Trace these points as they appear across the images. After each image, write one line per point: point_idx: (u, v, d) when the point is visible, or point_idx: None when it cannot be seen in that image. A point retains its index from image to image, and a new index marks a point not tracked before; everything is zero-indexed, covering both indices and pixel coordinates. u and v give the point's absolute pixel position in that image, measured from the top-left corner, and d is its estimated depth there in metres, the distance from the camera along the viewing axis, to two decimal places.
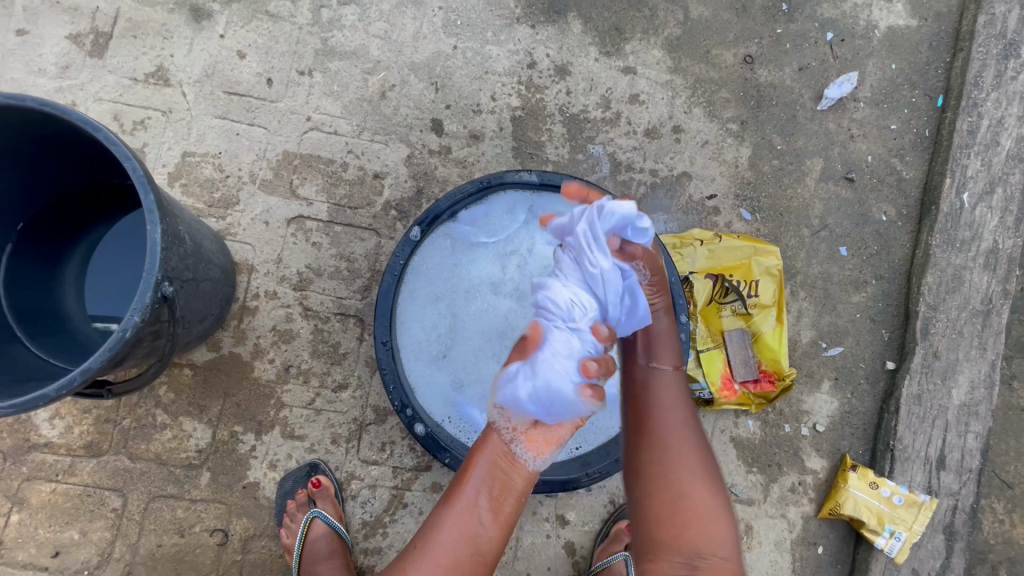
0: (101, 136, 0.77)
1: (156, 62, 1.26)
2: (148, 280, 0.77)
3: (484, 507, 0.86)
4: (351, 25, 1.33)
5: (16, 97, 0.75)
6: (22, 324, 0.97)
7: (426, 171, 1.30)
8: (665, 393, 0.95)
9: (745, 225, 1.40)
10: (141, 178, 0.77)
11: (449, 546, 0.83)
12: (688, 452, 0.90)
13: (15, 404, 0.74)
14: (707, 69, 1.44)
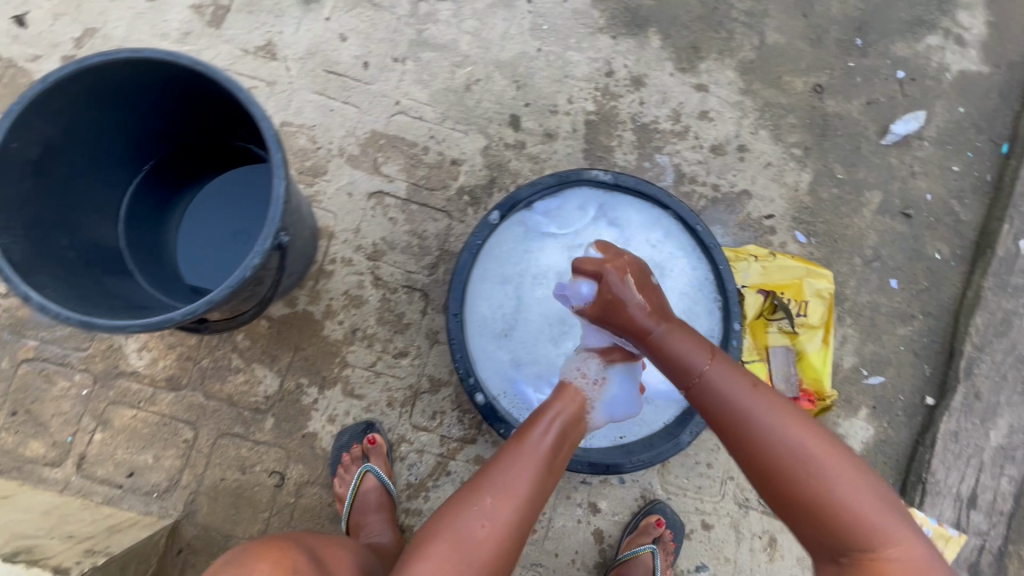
0: (242, 97, 0.85)
1: (266, 37, 1.36)
2: (269, 229, 0.85)
3: (550, 451, 0.88)
4: (446, 20, 1.41)
5: (174, 55, 0.85)
6: (134, 257, 1.08)
7: (500, 162, 1.37)
8: (730, 392, 0.86)
9: (799, 247, 1.44)
10: (272, 137, 0.85)
11: (522, 479, 0.83)
12: (792, 436, 0.80)
13: (144, 324, 0.83)
14: (778, 94, 1.49)
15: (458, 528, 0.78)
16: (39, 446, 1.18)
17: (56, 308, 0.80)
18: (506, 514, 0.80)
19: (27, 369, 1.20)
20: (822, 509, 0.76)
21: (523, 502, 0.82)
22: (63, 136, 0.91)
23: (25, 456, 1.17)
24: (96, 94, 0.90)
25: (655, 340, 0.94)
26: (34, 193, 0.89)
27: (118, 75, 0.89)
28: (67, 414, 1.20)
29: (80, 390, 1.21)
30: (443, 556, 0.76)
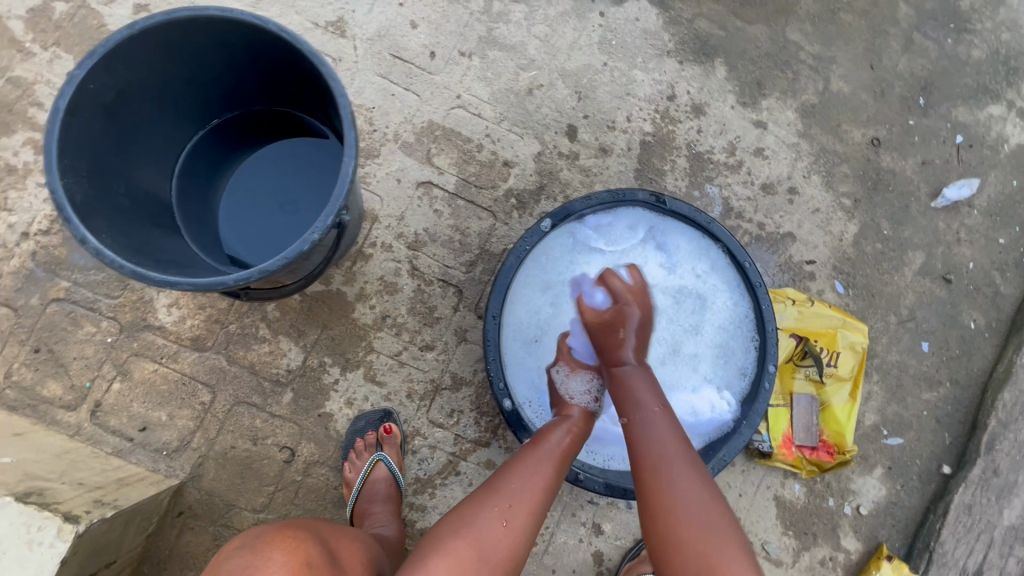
0: (324, 72, 0.86)
1: (338, 14, 1.36)
2: (333, 207, 0.84)
3: (561, 463, 0.91)
4: (517, 22, 1.41)
5: (263, 20, 0.85)
6: (183, 214, 1.08)
7: (551, 170, 1.37)
8: (654, 435, 0.86)
9: (836, 297, 1.43)
10: (348, 114, 0.84)
11: (536, 484, 0.85)
12: (692, 494, 0.78)
13: (195, 284, 0.81)
14: (836, 142, 1.48)
15: (477, 528, 0.79)
16: (56, 387, 1.17)
17: (111, 256, 0.80)
18: (522, 518, 0.81)
19: (55, 309, 1.19)
20: (693, 572, 0.73)
21: (537, 508, 0.84)
22: (137, 83, 0.91)
23: (40, 395, 1.16)
24: (176, 46, 0.90)
25: (619, 371, 0.97)
26: (102, 136, 0.88)
27: (202, 31, 0.89)
28: (88, 359, 1.19)
29: (105, 337, 1.20)
30: (460, 555, 0.76)
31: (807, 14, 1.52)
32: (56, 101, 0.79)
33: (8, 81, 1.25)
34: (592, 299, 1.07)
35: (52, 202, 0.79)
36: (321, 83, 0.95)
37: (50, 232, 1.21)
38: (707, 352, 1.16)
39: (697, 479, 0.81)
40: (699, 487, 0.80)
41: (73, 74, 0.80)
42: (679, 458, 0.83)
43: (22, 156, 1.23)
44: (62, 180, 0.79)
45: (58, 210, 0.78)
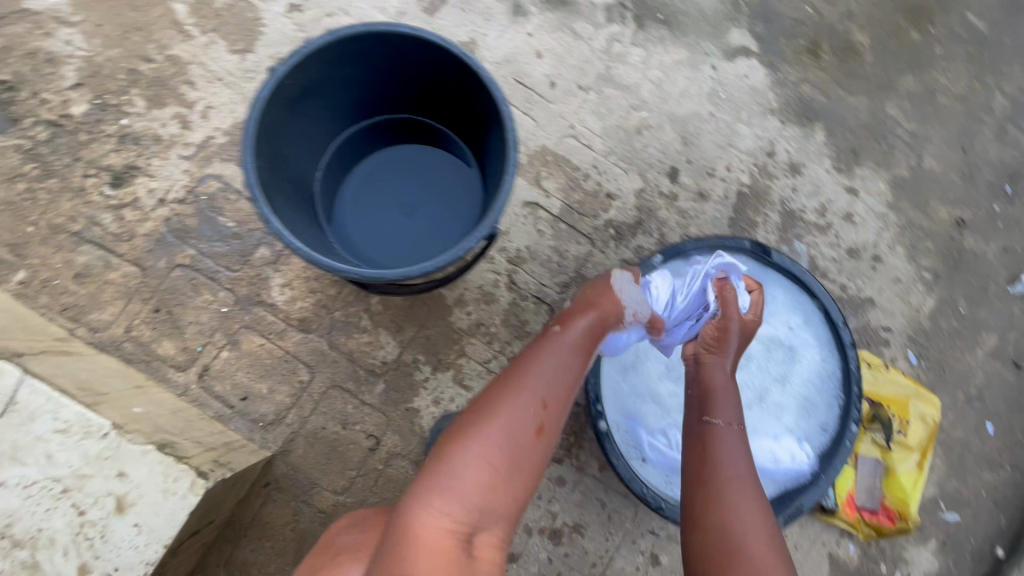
0: (496, 96, 0.92)
1: (471, 36, 1.45)
2: (490, 220, 0.90)
3: (580, 358, 0.91)
4: (634, 64, 1.49)
5: (448, 42, 0.93)
6: (321, 205, 1.15)
7: (651, 208, 1.43)
8: (726, 448, 0.91)
9: (908, 366, 1.47)
10: (513, 136, 0.91)
11: (563, 377, 0.86)
12: (751, 514, 0.84)
13: (363, 275, 0.89)
14: (922, 218, 1.53)
15: (509, 413, 0.78)
16: (170, 347, 1.24)
17: (288, 238, 0.87)
18: (551, 409, 0.82)
19: (179, 274, 1.26)
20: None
21: (564, 402, 0.85)
22: (319, 82, 0.99)
23: (155, 353, 1.23)
24: (359, 54, 0.98)
25: (716, 371, 1.01)
26: (282, 126, 0.97)
27: (386, 44, 0.97)
28: (203, 325, 1.26)
29: (220, 307, 1.26)
30: (489, 446, 0.75)
31: (906, 92, 1.58)
32: (260, 93, 0.87)
33: (165, 57, 1.33)
34: (737, 288, 1.08)
35: (244, 182, 0.86)
36: (482, 104, 1.02)
37: (184, 202, 1.29)
38: (790, 403, 1.21)
39: (759, 502, 0.85)
40: (760, 509, 0.85)
41: (277, 69, 0.88)
42: (746, 481, 0.88)
43: (168, 128, 1.31)
44: (255, 163, 0.87)
45: (249, 190, 0.86)
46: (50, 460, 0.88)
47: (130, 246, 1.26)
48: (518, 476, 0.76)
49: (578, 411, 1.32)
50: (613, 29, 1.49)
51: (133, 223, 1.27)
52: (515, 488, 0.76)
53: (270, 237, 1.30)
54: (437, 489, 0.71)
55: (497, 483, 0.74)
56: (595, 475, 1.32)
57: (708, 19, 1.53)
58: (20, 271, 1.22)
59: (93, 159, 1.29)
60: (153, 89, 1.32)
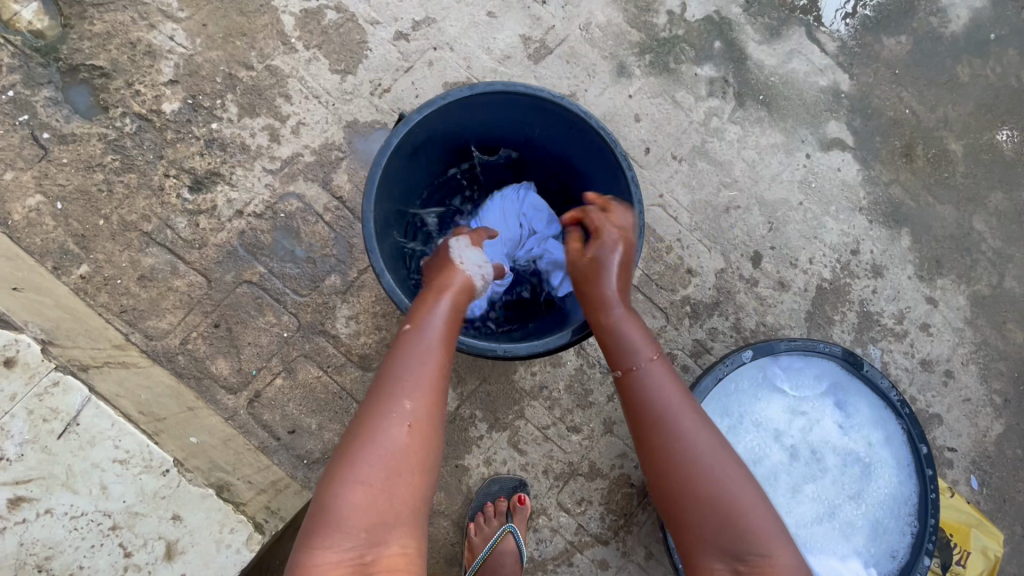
0: (628, 176, 0.96)
1: (572, 90, 1.43)
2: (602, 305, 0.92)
3: (443, 338, 0.81)
4: (730, 141, 1.47)
5: (585, 114, 0.96)
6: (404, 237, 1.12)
7: (730, 290, 1.39)
8: (656, 386, 0.82)
9: (969, 492, 1.42)
10: (640, 223, 0.96)
11: (416, 367, 0.75)
12: (695, 439, 0.76)
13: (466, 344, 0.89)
14: (998, 338, 1.50)
15: (374, 435, 0.68)
16: (224, 366, 1.18)
17: (396, 295, 0.87)
18: (419, 404, 0.72)
19: (245, 290, 1.22)
20: (711, 511, 0.70)
21: (432, 390, 0.74)
22: (439, 126, 1.01)
23: (208, 370, 1.17)
24: (485, 105, 1.01)
25: (609, 302, 0.91)
26: (398, 169, 0.97)
27: (515, 101, 0.99)
28: (261, 348, 1.20)
29: (282, 331, 1.21)
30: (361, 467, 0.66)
31: (995, 208, 1.56)
32: (392, 138, 0.89)
33: (266, 68, 1.32)
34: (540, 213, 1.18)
35: (362, 232, 0.87)
36: (602, 172, 1.04)
37: (262, 216, 1.25)
38: (860, 524, 1.15)
39: (705, 424, 0.78)
40: (698, 422, 0.78)
41: (410, 117, 0.90)
42: (679, 412, 0.79)
43: (257, 139, 1.29)
44: (374, 208, 0.88)
45: (365, 241, 0.86)
46: (103, 492, 0.81)
47: (200, 255, 1.22)
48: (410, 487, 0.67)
49: (631, 493, 1.26)
50: (713, 103, 1.48)
51: (207, 231, 1.23)
52: (413, 503, 0.67)
53: (343, 266, 1.25)
54: (320, 538, 0.62)
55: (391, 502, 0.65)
56: (640, 564, 1.25)
57: (808, 106, 1.52)
58: (83, 264, 1.18)
59: (176, 160, 1.26)
60: (249, 98, 1.30)
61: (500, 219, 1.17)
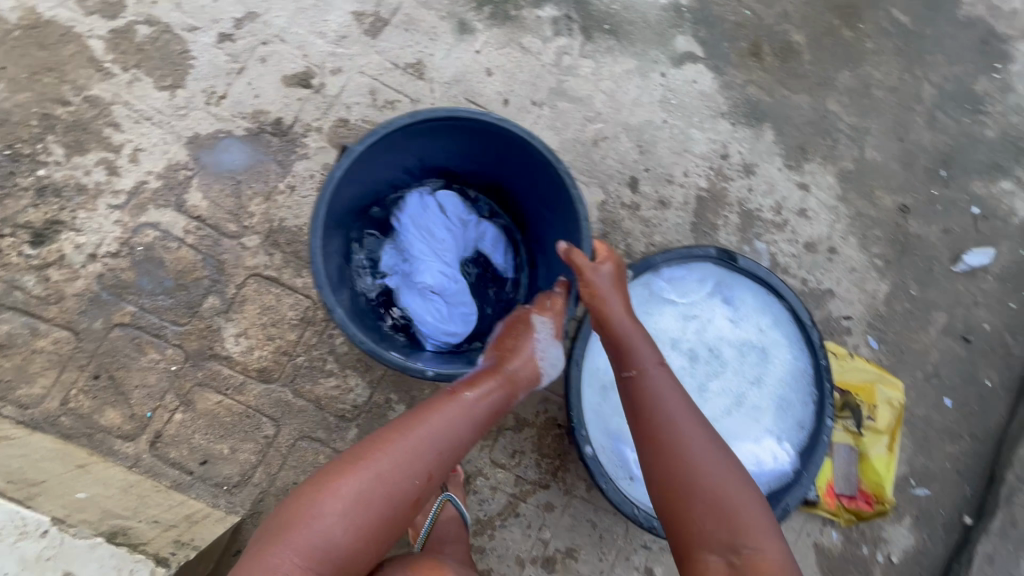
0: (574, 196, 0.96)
1: (417, 57, 1.41)
2: None
3: (488, 412, 0.94)
4: (585, 76, 1.49)
5: (530, 137, 0.96)
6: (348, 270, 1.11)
7: (614, 219, 1.43)
8: (660, 394, 0.90)
9: (870, 352, 1.52)
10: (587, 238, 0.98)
11: (460, 420, 0.90)
12: (696, 445, 0.84)
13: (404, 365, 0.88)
14: (869, 206, 1.59)
15: (397, 456, 0.84)
16: (115, 416, 1.14)
17: (350, 326, 0.86)
18: (443, 445, 0.88)
19: (119, 334, 1.16)
20: (703, 510, 0.79)
21: (456, 440, 0.89)
22: (382, 153, 0.99)
23: (99, 424, 1.13)
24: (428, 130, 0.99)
25: (615, 319, 0.97)
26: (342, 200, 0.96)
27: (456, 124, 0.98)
28: (151, 388, 1.16)
29: (169, 365, 1.17)
30: (368, 497, 0.81)
31: (844, 86, 1.64)
32: (336, 172, 0.87)
33: (84, 99, 1.24)
34: (445, 211, 1.17)
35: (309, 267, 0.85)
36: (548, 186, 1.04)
37: (118, 255, 1.19)
38: (768, 404, 1.22)
39: (706, 431, 0.87)
40: (700, 434, 0.86)
41: (353, 149, 0.88)
42: (677, 417, 0.88)
43: (93, 175, 1.21)
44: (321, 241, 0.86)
45: (316, 278, 0.84)
46: None
47: (60, 309, 1.16)
48: (389, 531, 0.83)
49: (560, 434, 1.29)
50: (561, 42, 1.49)
51: (60, 283, 1.16)
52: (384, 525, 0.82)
53: (218, 285, 1.22)
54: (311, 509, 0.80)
55: (371, 540, 0.81)
56: (583, 497, 1.29)
57: (653, 26, 1.55)
58: None
59: (9, 218, 1.18)
60: (73, 135, 1.22)
61: (426, 239, 1.15)
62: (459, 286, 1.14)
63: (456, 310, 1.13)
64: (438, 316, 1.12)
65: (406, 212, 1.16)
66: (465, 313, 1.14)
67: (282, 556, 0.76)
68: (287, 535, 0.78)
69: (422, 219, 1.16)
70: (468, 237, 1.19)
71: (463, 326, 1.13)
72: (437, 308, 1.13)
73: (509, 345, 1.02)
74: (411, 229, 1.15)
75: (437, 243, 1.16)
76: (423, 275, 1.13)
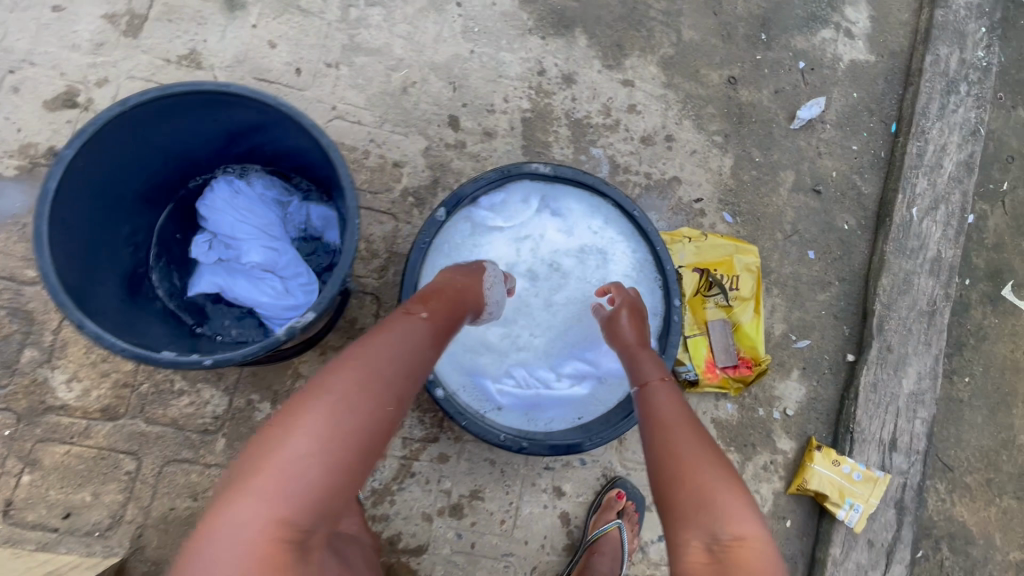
0: (325, 144, 0.88)
1: (189, 46, 1.31)
2: (338, 275, 0.86)
3: (439, 331, 0.84)
4: (377, 24, 1.42)
5: (258, 94, 0.87)
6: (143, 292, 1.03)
7: (442, 162, 1.39)
8: (660, 397, 0.90)
9: (727, 227, 1.56)
10: (349, 185, 0.88)
11: (417, 332, 0.79)
12: (685, 439, 0.80)
13: (174, 361, 0.79)
14: (697, 87, 1.60)
15: (360, 371, 0.68)
16: None
17: (107, 338, 0.78)
18: (404, 354, 0.74)
19: None
20: (685, 496, 0.72)
21: (413, 351, 0.76)
22: (122, 155, 0.91)
23: None
24: (162, 118, 0.90)
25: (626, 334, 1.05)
26: (86, 214, 0.89)
27: (183, 103, 0.90)
28: None
29: (2, 431, 1.12)
30: (345, 414, 0.63)
31: None
32: (48, 183, 0.79)
33: None
34: (255, 188, 1.10)
35: (45, 289, 0.78)
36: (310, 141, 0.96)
37: None
38: None
39: (698, 429, 0.82)
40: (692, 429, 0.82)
41: (63, 154, 0.80)
42: (672, 414, 0.86)
43: None
44: (52, 261, 0.78)
45: (53, 297, 0.77)
46: None
47: None
48: (370, 473, 0.65)
49: None
50: None
51: None
52: (367, 450, 0.64)
53: (32, 336, 1.15)
54: (279, 434, 0.60)
55: (357, 462, 0.62)
56: (475, 439, 1.31)
57: None
58: None
59: None
60: None
61: (244, 216, 1.07)
62: (293, 258, 1.07)
63: (290, 282, 1.06)
64: (274, 293, 1.05)
65: (213, 199, 1.08)
66: (305, 285, 1.06)
67: (255, 509, 0.56)
68: (250, 481, 0.58)
69: (233, 199, 1.08)
70: (293, 214, 1.13)
71: (304, 296, 1.06)
72: (272, 286, 1.05)
73: (462, 272, 1.01)
74: (227, 211, 1.07)
75: (255, 218, 1.07)
76: (249, 254, 1.04)
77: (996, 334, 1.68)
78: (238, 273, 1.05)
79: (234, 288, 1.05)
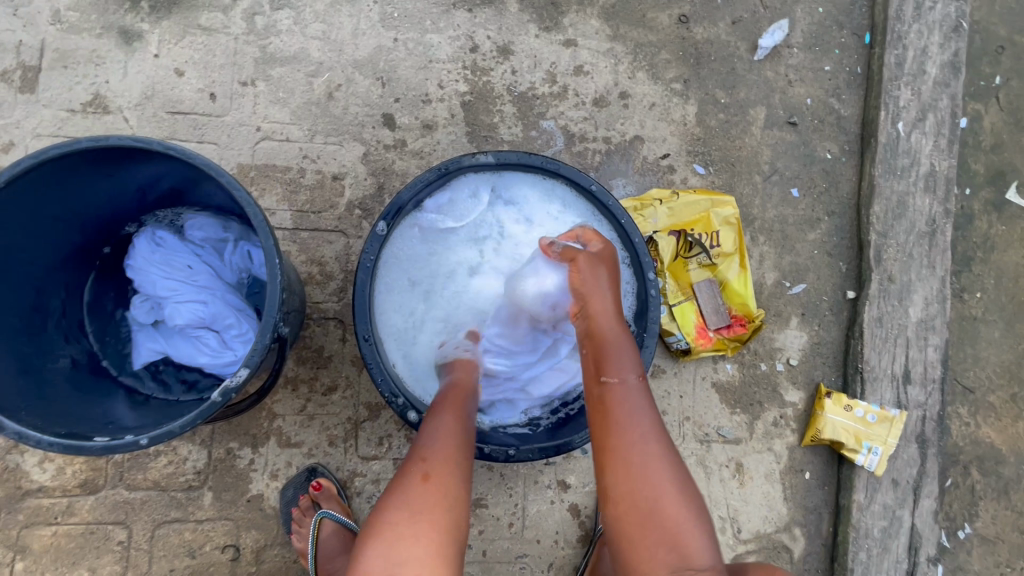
0: (224, 182, 0.80)
1: (92, 91, 1.23)
2: (266, 326, 0.81)
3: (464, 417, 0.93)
4: (288, 29, 1.31)
5: (140, 141, 0.80)
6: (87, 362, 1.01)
7: (384, 166, 1.30)
8: (629, 404, 0.89)
9: (700, 179, 1.46)
10: (262, 225, 0.81)
11: (447, 427, 0.89)
12: (658, 471, 0.83)
13: (108, 448, 0.78)
14: (645, 33, 1.47)
15: (404, 488, 0.79)
16: None
17: (31, 436, 0.77)
18: (443, 450, 0.85)
19: None
20: (654, 528, 0.79)
21: (448, 447, 0.85)
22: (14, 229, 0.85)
23: None
24: (47, 182, 0.84)
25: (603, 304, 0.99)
26: None
27: (62, 163, 0.82)
28: None
29: None
30: (405, 529, 0.74)
31: None
32: None
33: None
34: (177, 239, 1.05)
35: None
36: None
37: None
38: None
39: (663, 448, 0.85)
40: (655, 448, 0.85)
41: None
42: (646, 428, 0.87)
43: None
44: None
45: None
46: None
47: None
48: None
49: None
50: (245, 3, 1.30)
51: None
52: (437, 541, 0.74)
53: None
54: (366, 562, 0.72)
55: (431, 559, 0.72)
56: None
57: None
58: None
59: None
60: None
61: (165, 273, 1.03)
62: (225, 311, 1.03)
63: (223, 336, 1.03)
64: (209, 351, 1.02)
65: (137, 256, 1.04)
66: (242, 338, 1.03)
67: None
68: None
69: (153, 256, 1.03)
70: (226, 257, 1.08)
71: (240, 349, 1.03)
72: (207, 343, 1.03)
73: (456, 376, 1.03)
74: (150, 268, 1.03)
75: (178, 275, 1.03)
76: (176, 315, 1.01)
77: (1005, 241, 1.57)
78: (174, 333, 1.04)
79: (173, 348, 1.04)
